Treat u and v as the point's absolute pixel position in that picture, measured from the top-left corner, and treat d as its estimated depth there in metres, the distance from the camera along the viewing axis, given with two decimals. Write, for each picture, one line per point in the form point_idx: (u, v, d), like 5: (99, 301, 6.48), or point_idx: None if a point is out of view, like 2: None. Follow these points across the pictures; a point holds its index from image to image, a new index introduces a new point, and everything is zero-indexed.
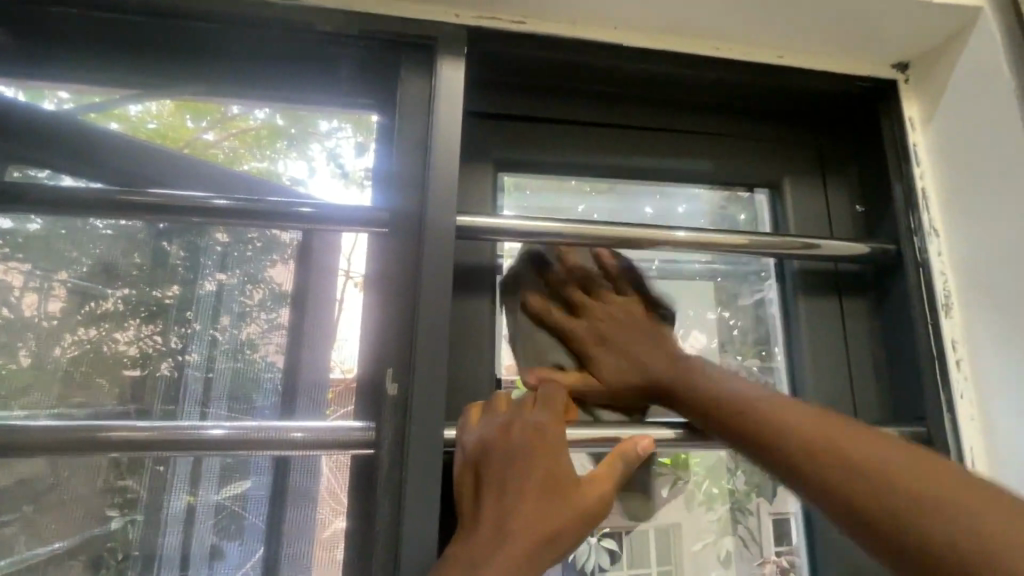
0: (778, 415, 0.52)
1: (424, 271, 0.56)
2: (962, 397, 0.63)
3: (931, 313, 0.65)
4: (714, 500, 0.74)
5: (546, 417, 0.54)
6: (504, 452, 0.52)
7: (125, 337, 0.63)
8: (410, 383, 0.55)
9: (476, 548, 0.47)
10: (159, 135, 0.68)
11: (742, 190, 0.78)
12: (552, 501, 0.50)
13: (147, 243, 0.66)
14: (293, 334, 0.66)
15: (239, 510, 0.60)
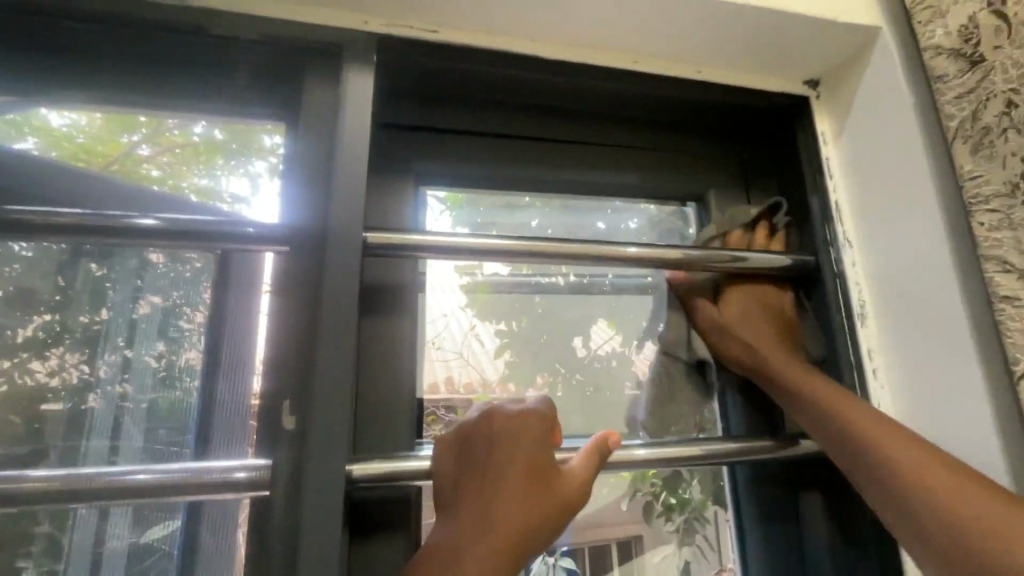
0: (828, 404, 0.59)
1: (325, 291, 0.52)
2: (880, 404, 0.63)
3: (849, 322, 0.66)
4: (672, 510, 0.73)
5: (532, 411, 0.55)
6: (485, 447, 0.52)
7: (45, 367, 0.58)
8: (308, 414, 0.50)
9: (455, 548, 0.47)
10: (84, 150, 0.65)
11: (672, 204, 0.79)
12: (532, 497, 0.50)
13: (70, 263, 0.61)
14: (210, 357, 0.62)
15: (167, 551, 0.58)
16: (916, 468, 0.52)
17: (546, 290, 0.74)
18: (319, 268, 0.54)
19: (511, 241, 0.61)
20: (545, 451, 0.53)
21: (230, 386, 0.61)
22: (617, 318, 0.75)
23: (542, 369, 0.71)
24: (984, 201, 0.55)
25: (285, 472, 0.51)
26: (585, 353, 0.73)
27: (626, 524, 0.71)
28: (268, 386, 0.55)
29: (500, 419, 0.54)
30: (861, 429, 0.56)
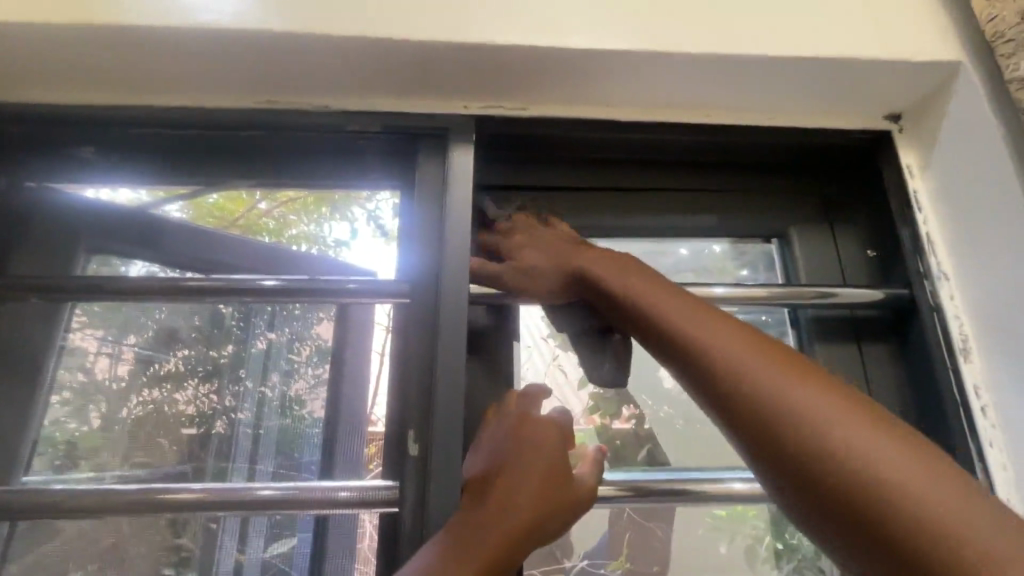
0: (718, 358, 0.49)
1: (441, 335, 0.62)
2: (991, 444, 0.61)
3: (950, 357, 0.64)
4: (779, 557, 0.72)
5: (551, 422, 0.59)
6: (508, 448, 0.58)
7: (183, 397, 0.71)
8: (430, 443, 0.59)
9: (467, 540, 0.51)
10: (218, 207, 0.80)
11: (756, 241, 0.81)
12: (542, 501, 0.54)
13: (206, 308, 0.75)
14: (333, 390, 0.73)
15: (284, 568, 0.67)
16: (816, 411, 0.43)
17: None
18: (428, 319, 0.66)
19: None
20: (558, 456, 0.57)
21: (353, 418, 0.72)
22: None
23: (628, 403, 0.75)
24: None
25: (409, 492, 0.61)
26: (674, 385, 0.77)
27: (724, 566, 0.71)
28: (391, 418, 0.65)
29: (525, 424, 0.59)
30: (756, 387, 0.46)
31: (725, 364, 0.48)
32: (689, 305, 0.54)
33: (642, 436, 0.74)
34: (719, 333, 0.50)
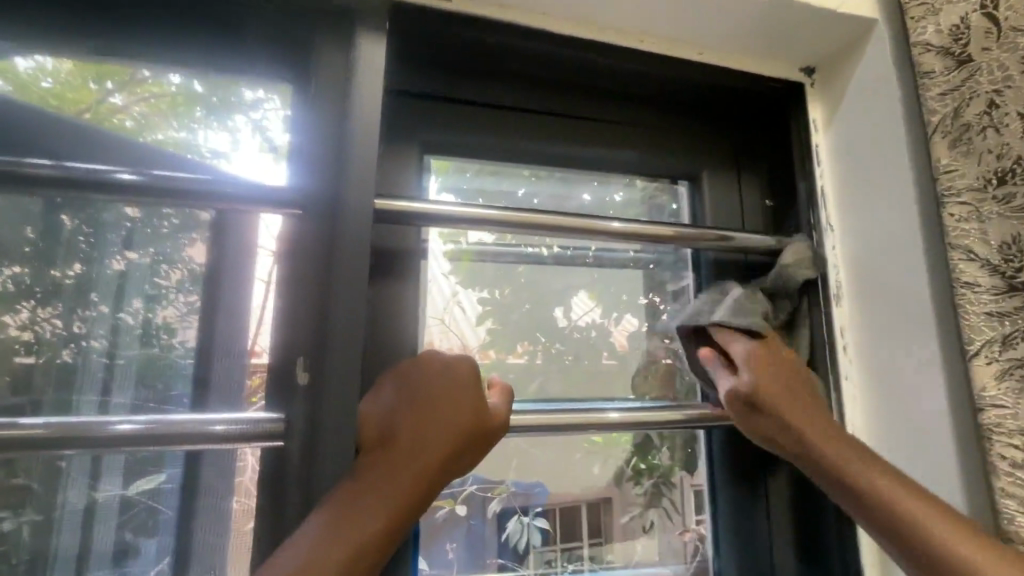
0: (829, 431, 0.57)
1: (342, 249, 0.54)
2: (847, 377, 0.67)
3: (825, 302, 0.70)
4: (641, 475, 0.77)
5: (467, 376, 0.54)
6: (419, 385, 0.53)
7: (16, 321, 0.57)
8: (321, 371, 0.52)
9: (374, 480, 0.47)
10: (53, 95, 0.62)
11: (663, 181, 0.81)
12: (453, 455, 0.51)
13: (40, 216, 0.59)
14: (204, 314, 0.62)
15: (154, 505, 0.58)
16: (896, 490, 0.51)
17: (529, 258, 0.76)
18: (327, 239, 0.55)
19: (504, 210, 0.63)
20: (473, 410, 0.53)
21: (234, 354, 0.62)
22: (597, 288, 0.79)
23: (522, 338, 0.74)
24: (958, 193, 0.58)
25: (301, 424, 0.54)
26: (567, 324, 0.76)
27: (597, 487, 0.75)
28: (281, 341, 0.57)
29: (434, 358, 0.55)
30: (866, 482, 0.53)
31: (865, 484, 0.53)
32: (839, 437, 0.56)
33: (532, 370, 0.74)
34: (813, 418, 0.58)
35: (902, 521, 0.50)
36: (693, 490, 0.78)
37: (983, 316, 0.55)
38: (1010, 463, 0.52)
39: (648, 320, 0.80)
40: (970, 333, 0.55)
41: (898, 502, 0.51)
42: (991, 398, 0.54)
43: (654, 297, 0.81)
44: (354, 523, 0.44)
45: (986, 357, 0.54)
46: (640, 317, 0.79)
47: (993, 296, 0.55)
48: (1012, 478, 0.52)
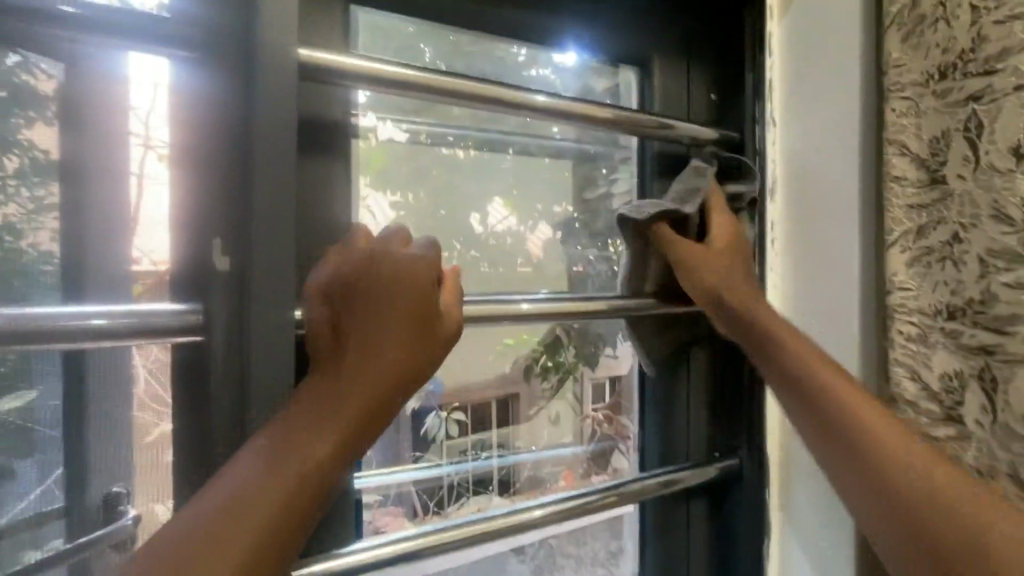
0: (839, 390, 0.54)
1: (258, 98, 0.44)
2: (772, 270, 0.71)
3: (758, 197, 0.72)
4: (548, 372, 0.78)
5: (415, 273, 0.47)
6: (350, 289, 0.46)
7: None
8: (244, 252, 0.44)
9: (319, 405, 0.42)
10: None
11: (611, 67, 0.75)
12: (401, 368, 0.45)
13: None
14: (70, 216, 0.47)
15: (24, 424, 0.45)
16: (934, 475, 0.47)
17: (444, 163, 0.70)
18: (241, 96, 0.44)
19: (432, 76, 0.54)
20: (422, 313, 0.46)
21: (117, 255, 0.48)
22: (513, 198, 0.74)
23: (437, 244, 0.69)
24: (902, 88, 0.59)
25: (222, 317, 0.45)
26: (483, 231, 0.72)
27: (506, 383, 0.75)
28: (190, 222, 0.47)
29: (382, 256, 0.47)
30: (885, 453, 0.50)
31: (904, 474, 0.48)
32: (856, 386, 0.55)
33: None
34: (846, 385, 0.54)
35: (936, 503, 0.46)
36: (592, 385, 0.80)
37: (905, 209, 0.57)
38: (905, 337, 0.57)
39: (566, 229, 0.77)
40: (891, 223, 0.58)
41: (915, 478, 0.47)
42: (900, 284, 0.57)
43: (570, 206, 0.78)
44: (292, 465, 0.39)
45: (902, 246, 0.57)
46: (553, 226, 0.77)
47: (916, 189, 0.57)
48: (905, 348, 0.57)
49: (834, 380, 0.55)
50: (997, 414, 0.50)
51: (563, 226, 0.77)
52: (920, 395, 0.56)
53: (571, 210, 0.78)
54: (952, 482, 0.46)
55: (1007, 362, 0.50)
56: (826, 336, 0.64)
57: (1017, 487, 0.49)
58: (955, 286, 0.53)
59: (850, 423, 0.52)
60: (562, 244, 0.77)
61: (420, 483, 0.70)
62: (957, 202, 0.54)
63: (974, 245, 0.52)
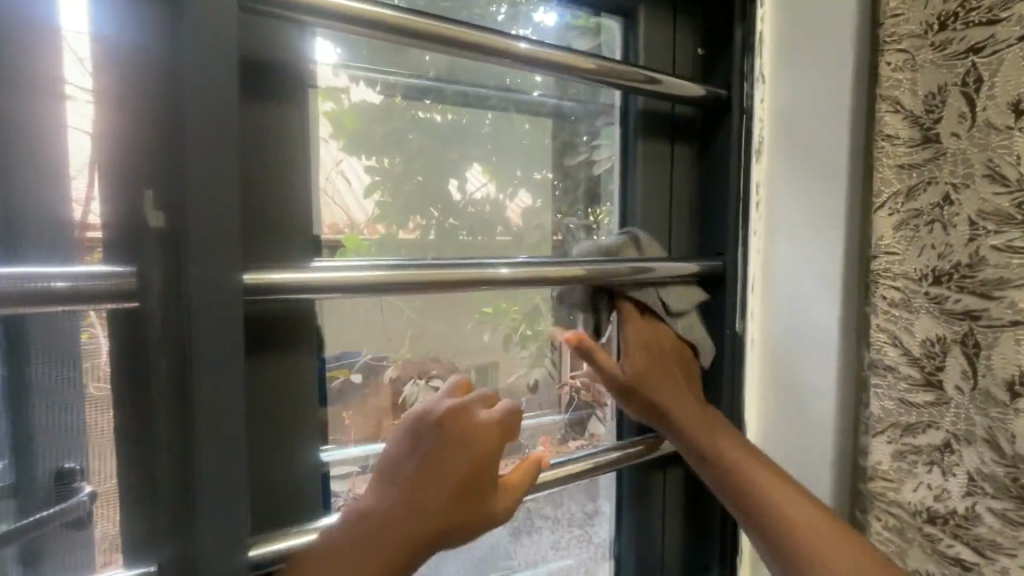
0: (688, 422, 0.65)
1: (192, 28, 0.38)
2: (754, 234, 0.70)
3: (745, 156, 0.70)
4: (528, 339, 0.73)
5: (489, 413, 0.54)
6: (437, 449, 0.50)
7: None
8: (181, 205, 0.39)
9: (391, 527, 0.45)
10: None
11: (592, 14, 0.69)
12: (460, 496, 0.50)
13: None
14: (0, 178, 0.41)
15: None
16: (786, 507, 0.57)
17: (419, 126, 0.64)
18: (172, 28, 0.38)
19: (390, 12, 0.48)
20: (489, 457, 0.52)
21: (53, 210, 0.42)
22: (492, 165, 0.69)
23: (414, 213, 0.64)
24: (898, 40, 0.55)
25: (158, 282, 0.40)
26: (460, 199, 0.67)
27: (487, 351, 0.70)
28: (121, 173, 0.41)
29: (466, 420, 0.52)
30: (732, 477, 0.61)
31: (756, 487, 0.59)
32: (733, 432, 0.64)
33: (425, 246, 0.65)
34: (676, 394, 0.66)
35: (790, 531, 0.56)
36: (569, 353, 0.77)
37: (895, 169, 0.54)
38: (887, 303, 0.55)
39: (543, 198, 0.72)
40: (880, 185, 0.55)
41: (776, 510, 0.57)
42: (885, 248, 0.55)
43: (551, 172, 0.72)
44: (377, 550, 0.44)
45: (889, 209, 0.55)
46: (534, 194, 0.72)
47: (907, 149, 0.54)
48: (887, 314, 0.55)
49: (684, 406, 0.65)
50: (978, 379, 0.50)
51: (546, 194, 0.72)
52: (901, 361, 0.55)
53: (550, 177, 0.72)
54: (797, 512, 0.56)
55: (990, 328, 0.49)
56: (814, 301, 0.66)
57: (992, 450, 0.49)
58: (942, 250, 0.52)
59: (710, 450, 0.62)
60: (545, 213, 0.72)
61: None
62: (949, 162, 0.51)
63: (966, 207, 0.50)
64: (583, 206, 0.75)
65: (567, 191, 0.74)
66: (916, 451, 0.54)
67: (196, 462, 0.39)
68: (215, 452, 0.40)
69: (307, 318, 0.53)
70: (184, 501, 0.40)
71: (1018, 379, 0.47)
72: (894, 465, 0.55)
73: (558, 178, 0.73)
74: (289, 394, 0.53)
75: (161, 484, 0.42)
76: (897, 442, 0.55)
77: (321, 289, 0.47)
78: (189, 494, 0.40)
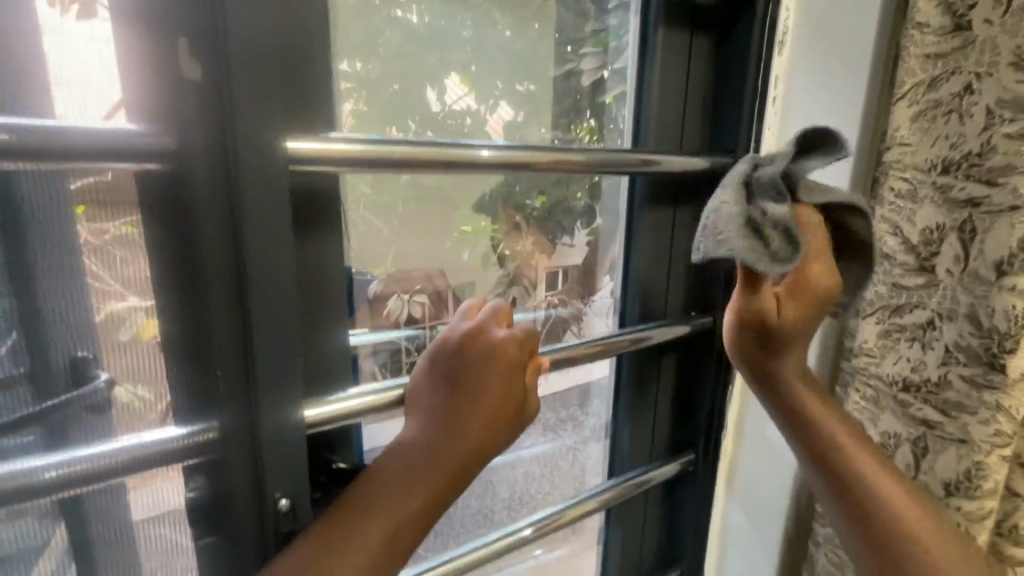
0: (801, 383, 0.61)
1: None
2: (768, 129, 0.73)
3: (768, 49, 0.70)
4: (506, 260, 0.76)
5: (515, 338, 0.55)
6: (463, 376, 0.52)
7: None
8: (222, 54, 0.37)
9: (429, 459, 0.48)
10: None
11: None
12: (493, 418, 0.52)
13: None
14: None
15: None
16: (891, 503, 0.54)
17: (396, 26, 0.59)
18: None
19: None
20: (513, 378, 0.54)
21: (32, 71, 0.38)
22: (473, 75, 0.66)
23: (392, 124, 0.62)
24: None
25: (199, 145, 0.38)
26: (439, 109, 0.65)
27: (466, 271, 0.73)
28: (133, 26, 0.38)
29: (484, 344, 0.53)
30: (836, 453, 0.58)
31: (854, 474, 0.56)
32: (828, 405, 0.61)
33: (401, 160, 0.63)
34: (790, 375, 0.61)
35: (891, 519, 0.53)
36: (555, 272, 0.80)
37: (921, 59, 0.56)
38: (895, 194, 0.59)
39: (528, 112, 0.72)
40: (905, 75, 0.57)
41: (879, 499, 0.54)
42: (900, 139, 0.58)
43: (529, 84, 0.71)
44: (417, 483, 0.47)
45: (910, 100, 0.57)
46: (514, 107, 0.70)
47: (937, 37, 0.54)
48: (893, 204, 0.59)
49: (791, 377, 0.62)
50: (969, 262, 0.54)
51: (524, 108, 0.71)
52: (899, 249, 0.59)
53: (532, 90, 0.71)
54: (902, 506, 0.54)
55: (988, 214, 0.53)
56: (822, 194, 0.69)
57: (970, 324, 0.54)
58: (955, 140, 0.54)
59: (809, 427, 0.60)
60: (523, 129, 0.72)
61: (390, 361, 0.66)
62: (976, 50, 0.52)
63: (986, 96, 0.52)
64: (567, 120, 0.75)
65: (556, 100, 0.74)
66: (901, 329, 0.60)
67: (255, 321, 0.41)
68: (270, 310, 0.41)
69: (332, 200, 0.53)
70: (243, 359, 0.42)
71: (1006, 260, 0.51)
72: (879, 341, 0.61)
73: (531, 88, 0.71)
74: (314, 272, 0.53)
75: (208, 351, 0.43)
76: (885, 322, 0.61)
77: (341, 164, 0.44)
78: (248, 352, 0.41)
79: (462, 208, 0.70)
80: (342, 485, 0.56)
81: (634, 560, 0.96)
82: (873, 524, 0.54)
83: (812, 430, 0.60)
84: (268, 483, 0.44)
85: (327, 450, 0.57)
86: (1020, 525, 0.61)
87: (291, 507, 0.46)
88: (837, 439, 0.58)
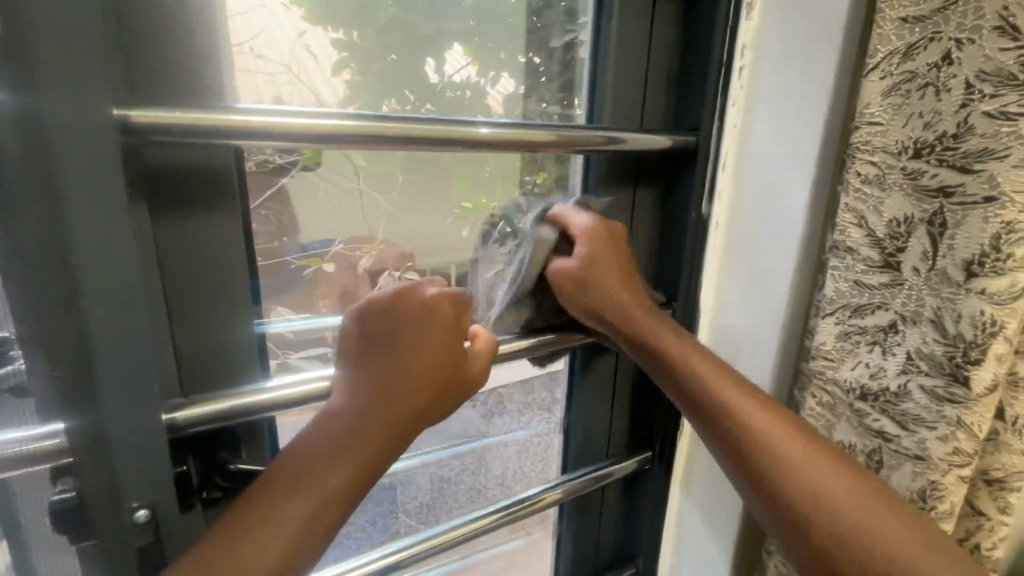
0: (689, 353, 0.59)
1: None
2: (733, 103, 0.65)
3: (736, 12, 0.62)
4: None
5: (451, 296, 0.51)
6: (396, 335, 0.47)
7: None
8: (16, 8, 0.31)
9: (367, 427, 0.43)
10: None
11: None
12: (437, 379, 0.47)
13: None
14: None
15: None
16: (801, 467, 0.51)
17: None
18: None
19: None
20: (454, 338, 0.50)
21: None
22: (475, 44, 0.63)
23: (388, 95, 0.59)
24: None
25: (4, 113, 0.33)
26: (438, 81, 0.62)
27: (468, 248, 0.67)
28: None
29: (417, 302, 0.49)
30: (724, 413, 0.55)
31: (750, 434, 0.53)
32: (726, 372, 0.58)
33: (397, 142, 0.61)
34: (684, 348, 0.59)
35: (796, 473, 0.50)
36: None
37: (897, 23, 0.48)
38: (861, 179, 0.52)
39: (528, 84, 0.67)
40: (876, 43, 0.49)
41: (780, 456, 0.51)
42: (869, 117, 0.50)
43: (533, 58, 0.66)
44: (351, 455, 0.42)
45: (882, 72, 0.49)
46: (517, 79, 0.66)
47: None
48: (859, 192, 0.52)
49: (698, 360, 0.59)
50: (936, 261, 0.48)
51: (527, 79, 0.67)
52: (862, 242, 0.52)
53: (537, 61, 0.66)
54: (808, 466, 0.51)
55: (961, 205, 0.46)
56: (783, 181, 0.62)
57: (935, 329, 0.49)
58: (929, 120, 0.47)
59: (702, 396, 0.57)
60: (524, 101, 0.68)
61: None
62: (959, 10, 0.44)
63: (965, 68, 0.44)
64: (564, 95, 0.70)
65: (547, 80, 0.68)
66: (861, 332, 0.54)
67: (93, 319, 0.36)
68: (111, 304, 0.37)
69: (218, 175, 0.47)
70: (77, 357, 0.37)
71: (976, 259, 0.45)
72: (838, 345, 0.55)
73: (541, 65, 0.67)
74: (203, 252, 0.48)
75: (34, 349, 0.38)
76: (844, 324, 0.55)
77: (238, 139, 0.41)
78: (85, 352, 0.37)
79: (461, 182, 0.66)
80: (238, 487, 0.52)
81: (589, 558, 0.93)
82: (780, 484, 0.51)
83: (699, 387, 0.57)
84: (120, 492, 0.40)
85: (225, 450, 0.53)
86: (982, 545, 0.56)
87: (150, 518, 0.41)
88: (732, 398, 0.56)
